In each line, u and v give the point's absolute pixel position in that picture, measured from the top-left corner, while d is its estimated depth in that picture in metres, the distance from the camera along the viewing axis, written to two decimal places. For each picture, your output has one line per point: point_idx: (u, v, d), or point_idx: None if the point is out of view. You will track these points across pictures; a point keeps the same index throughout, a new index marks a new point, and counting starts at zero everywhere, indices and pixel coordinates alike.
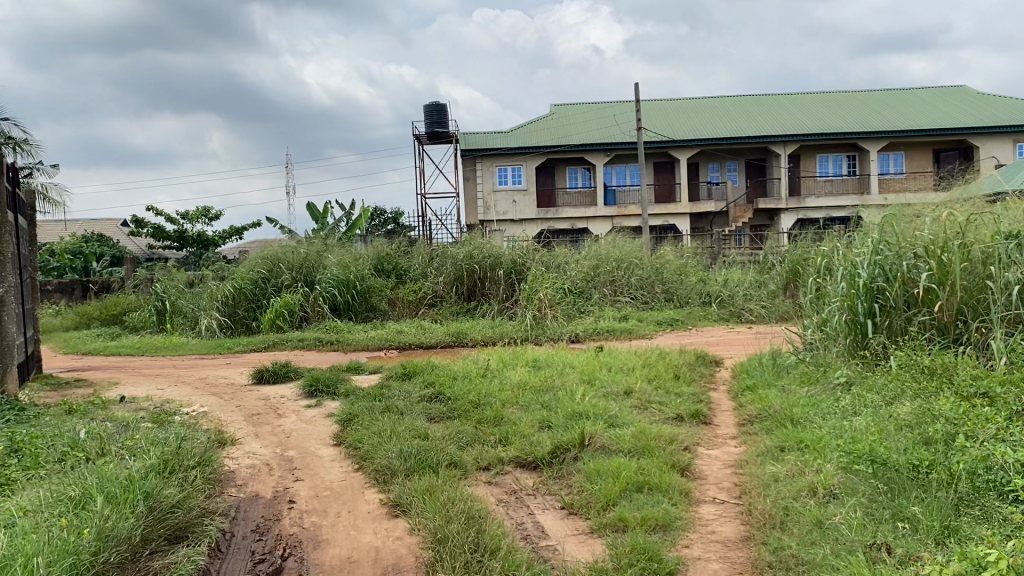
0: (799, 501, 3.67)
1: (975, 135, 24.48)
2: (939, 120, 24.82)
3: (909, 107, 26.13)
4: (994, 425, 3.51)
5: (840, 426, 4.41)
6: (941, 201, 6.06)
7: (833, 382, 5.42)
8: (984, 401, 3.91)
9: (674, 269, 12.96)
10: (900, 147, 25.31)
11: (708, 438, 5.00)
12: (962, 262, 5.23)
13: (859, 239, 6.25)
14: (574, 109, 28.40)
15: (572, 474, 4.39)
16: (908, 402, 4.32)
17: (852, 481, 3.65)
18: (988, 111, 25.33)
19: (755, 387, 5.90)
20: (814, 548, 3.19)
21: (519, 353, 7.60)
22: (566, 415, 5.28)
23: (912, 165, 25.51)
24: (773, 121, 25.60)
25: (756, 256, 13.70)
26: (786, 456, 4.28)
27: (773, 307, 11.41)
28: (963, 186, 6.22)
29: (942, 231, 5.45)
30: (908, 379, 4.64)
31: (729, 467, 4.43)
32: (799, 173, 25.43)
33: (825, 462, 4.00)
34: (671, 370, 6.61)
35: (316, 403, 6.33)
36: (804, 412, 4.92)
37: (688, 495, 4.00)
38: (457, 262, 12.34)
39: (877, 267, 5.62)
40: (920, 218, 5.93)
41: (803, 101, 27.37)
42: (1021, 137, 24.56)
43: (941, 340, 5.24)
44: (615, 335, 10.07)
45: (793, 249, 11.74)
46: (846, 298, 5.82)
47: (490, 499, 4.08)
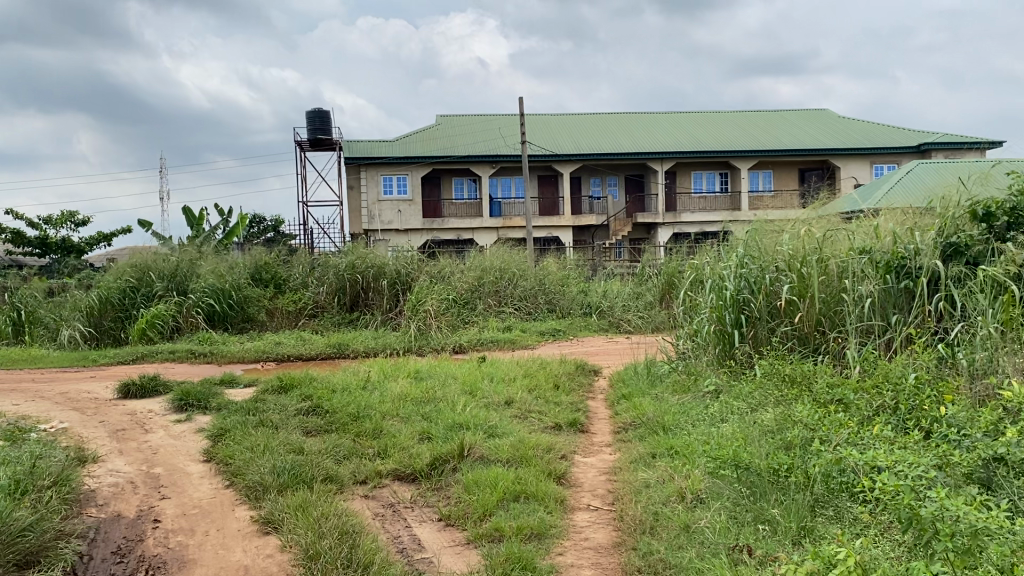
0: (668, 506, 3.78)
1: (836, 156, 25.97)
2: (804, 141, 26.19)
3: (778, 128, 27.48)
4: (847, 429, 3.73)
5: (707, 433, 4.57)
6: (801, 217, 6.37)
7: (702, 390, 5.62)
8: (839, 407, 4.13)
9: (555, 280, 13.19)
10: (769, 166, 26.57)
11: (584, 446, 5.10)
12: (819, 276, 5.55)
13: (727, 253, 6.52)
14: (459, 120, 28.50)
15: (450, 485, 4.37)
16: (770, 409, 4.52)
17: (718, 485, 3.78)
18: (848, 135, 26.87)
19: (630, 395, 6.06)
20: (681, 551, 3.28)
21: (400, 364, 7.57)
22: (446, 426, 5.26)
23: (779, 183, 26.80)
24: (652, 138, 26.47)
25: (634, 269, 14.11)
26: (656, 462, 4.41)
27: (649, 318, 11.78)
28: (821, 204, 6.56)
29: (802, 246, 5.78)
30: (771, 388, 4.86)
31: (603, 474, 4.52)
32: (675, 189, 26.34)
33: (693, 468, 4.14)
34: (551, 380, 6.70)
35: (185, 417, 6.09)
36: (675, 420, 5.07)
37: (562, 502, 4.06)
38: (339, 272, 12.14)
39: (742, 279, 5.93)
40: (780, 233, 6.25)
41: (681, 120, 28.34)
42: (877, 160, 26.17)
43: (801, 350, 5.51)
44: (499, 346, 10.14)
45: (667, 262, 12.14)
46: (715, 309, 6.08)
47: (365, 513, 4.02)
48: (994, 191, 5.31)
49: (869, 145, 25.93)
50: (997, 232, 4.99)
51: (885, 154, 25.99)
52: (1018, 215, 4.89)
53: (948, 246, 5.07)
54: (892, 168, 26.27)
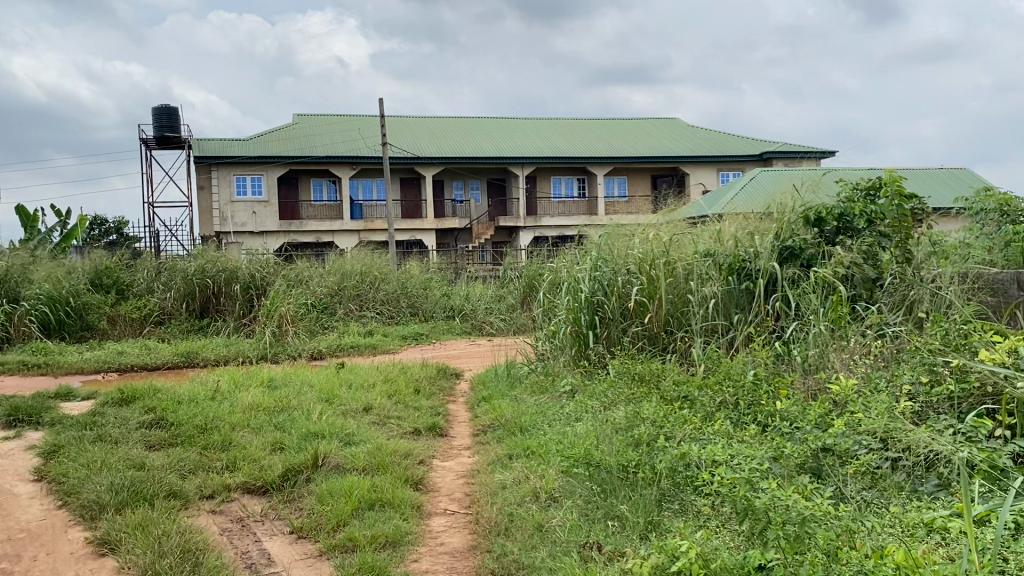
0: (523, 506, 3.81)
1: (685, 164, 27.16)
2: (658, 149, 27.20)
3: (633, 136, 28.44)
4: (691, 425, 3.89)
5: (562, 433, 4.66)
6: (650, 222, 6.60)
7: (559, 390, 5.72)
8: (684, 404, 4.31)
9: (417, 283, 13.11)
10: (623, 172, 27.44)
11: (442, 450, 5.07)
12: (667, 277, 5.76)
13: (582, 257, 6.68)
14: (318, 120, 27.89)
15: (303, 496, 4.25)
16: (622, 407, 4.65)
17: (571, 484, 3.86)
18: (698, 143, 28.10)
19: (490, 397, 6.08)
20: (533, 551, 3.31)
21: (253, 372, 7.30)
22: (300, 436, 5.12)
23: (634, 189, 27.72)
24: (512, 143, 26.82)
25: (496, 272, 14.23)
26: (513, 463, 4.45)
27: (511, 321, 11.94)
28: (671, 210, 6.82)
29: (651, 249, 6.01)
30: (622, 386, 5.01)
31: (461, 478, 4.52)
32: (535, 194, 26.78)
33: (547, 467, 4.21)
34: (411, 384, 6.64)
35: (13, 435, 5.64)
36: (532, 420, 5.13)
37: (419, 508, 4.03)
38: (188, 276, 11.61)
39: (596, 282, 6.09)
40: (631, 237, 6.46)
41: (541, 126, 28.83)
42: (724, 167, 27.50)
43: (651, 349, 5.71)
44: (359, 351, 9.98)
45: (528, 264, 12.32)
46: (571, 311, 6.22)
47: (212, 529, 3.85)
48: (823, 199, 5.68)
49: (716, 153, 27.21)
50: (826, 236, 5.33)
51: (731, 162, 27.34)
52: (845, 220, 5.25)
53: (785, 249, 5.37)
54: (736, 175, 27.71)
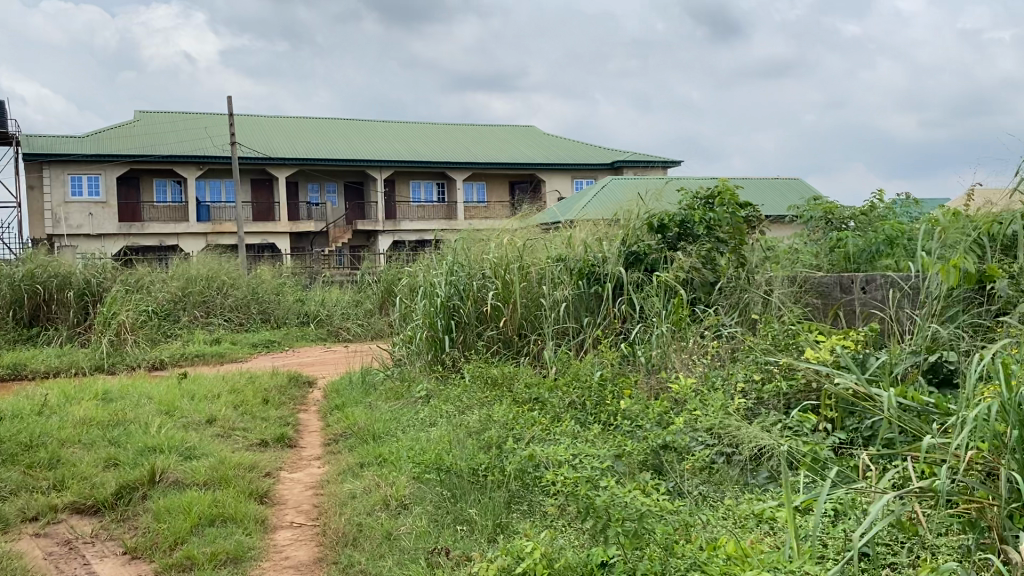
0: (372, 515, 3.74)
1: (542, 171, 27.69)
2: (516, 155, 27.59)
3: (492, 142, 28.71)
4: (539, 427, 3.95)
5: (414, 440, 4.62)
6: (505, 227, 6.67)
7: (413, 396, 5.67)
8: (535, 407, 4.36)
9: (269, 288, 12.72)
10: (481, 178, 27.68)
11: (291, 461, 4.93)
12: (521, 282, 5.83)
13: (438, 261, 6.66)
14: (166, 117, 26.60)
15: (138, 514, 4.02)
16: (474, 411, 4.66)
17: (421, 490, 3.83)
18: (555, 151, 28.70)
19: (343, 405, 5.96)
20: (380, 560, 3.25)
21: (86, 384, 6.84)
22: (137, 451, 4.84)
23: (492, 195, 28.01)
24: (371, 146, 26.51)
25: (352, 277, 14.02)
26: (363, 472, 4.37)
27: (367, 326, 11.78)
28: (524, 215, 6.91)
29: (506, 254, 6.07)
30: (475, 391, 5.02)
31: (310, 489, 4.40)
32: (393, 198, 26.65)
33: (398, 475, 4.16)
34: (259, 394, 6.41)
35: None
36: (384, 427, 5.06)
37: (263, 522, 3.89)
38: (14, 282, 10.65)
39: (452, 287, 6.09)
40: (486, 241, 6.50)
41: (402, 129, 28.64)
42: (578, 175, 28.21)
43: (505, 353, 5.75)
44: (205, 360, 9.57)
45: (384, 269, 12.20)
46: (426, 316, 6.19)
47: (34, 554, 3.57)
48: (667, 206, 5.90)
49: (571, 161, 27.87)
50: (669, 241, 5.54)
51: (585, 170, 28.08)
52: (686, 227, 5.48)
53: (631, 254, 5.54)
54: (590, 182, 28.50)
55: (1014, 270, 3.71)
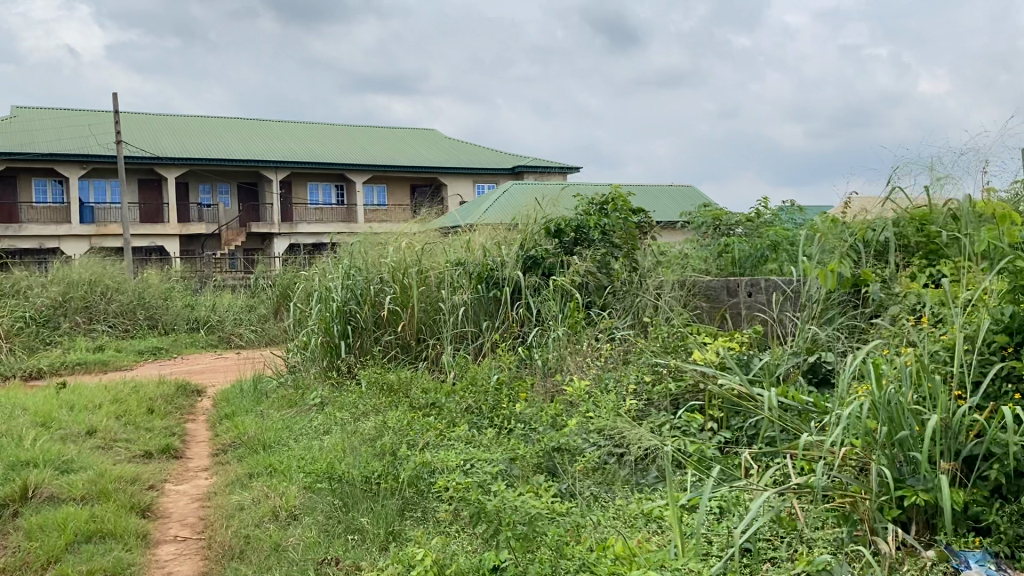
0: (260, 527, 3.63)
1: (444, 175, 27.67)
2: (417, 159, 27.45)
3: (394, 144, 28.48)
4: (433, 432, 3.92)
5: (307, 448, 4.52)
6: (403, 230, 6.60)
7: (307, 404, 5.55)
8: (430, 412, 4.33)
9: (158, 293, 12.24)
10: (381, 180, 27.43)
11: (177, 473, 4.74)
12: (419, 286, 5.78)
13: (334, 266, 6.55)
14: (48, 114, 25.31)
15: (8, 533, 3.78)
16: (369, 418, 4.60)
17: (313, 500, 3.75)
18: (456, 155, 28.69)
19: (233, 414, 5.78)
20: (267, 573, 3.16)
21: None
22: (7, 466, 4.56)
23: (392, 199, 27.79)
24: (269, 146, 25.89)
25: (246, 282, 13.64)
26: (253, 483, 4.25)
27: (261, 332, 11.48)
28: (423, 219, 6.86)
29: (404, 258, 6.02)
30: (371, 397, 4.95)
31: (196, 501, 4.24)
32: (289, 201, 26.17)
33: (289, 484, 4.06)
34: (144, 404, 6.15)
35: None
36: (276, 436, 4.93)
37: (145, 537, 3.73)
38: None
39: (349, 291, 5.99)
40: (384, 245, 6.42)
41: (301, 130, 28.09)
42: (479, 179, 28.28)
43: (403, 358, 5.69)
44: (87, 369, 9.13)
45: (279, 273, 11.92)
46: (321, 321, 6.06)
47: None
48: (564, 211, 5.95)
49: (471, 165, 27.90)
50: (566, 246, 5.60)
51: (485, 174, 28.17)
52: (582, 231, 5.54)
53: (528, 258, 5.59)
54: (491, 186, 28.64)
55: (885, 275, 3.91)
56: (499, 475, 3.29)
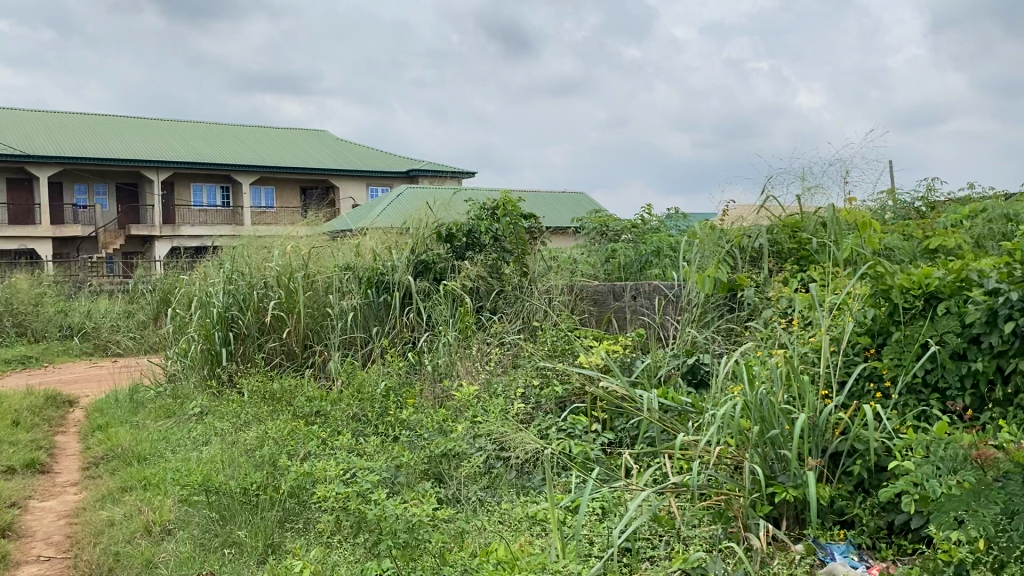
0: (131, 544, 3.45)
1: (332, 176, 27.17)
2: (308, 160, 26.93)
3: (286, 145, 27.85)
4: (316, 440, 3.84)
5: (184, 459, 4.35)
6: (289, 233, 6.46)
7: (186, 413, 5.34)
8: (314, 420, 4.23)
9: (27, 299, 11.57)
10: (270, 181, 26.80)
11: (43, 489, 4.48)
12: (306, 291, 5.66)
13: (216, 270, 6.34)
14: None
15: None
16: (250, 427, 4.46)
17: (189, 513, 3.59)
18: (350, 156, 28.27)
19: (106, 426, 5.51)
20: None
21: None
22: None
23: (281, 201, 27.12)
24: (153, 146, 24.89)
25: (124, 287, 13.05)
26: (125, 497, 4.05)
27: (141, 339, 11.00)
28: (310, 222, 6.72)
29: (290, 263, 5.88)
30: (254, 405, 4.80)
31: (63, 519, 4.01)
32: (171, 203, 25.37)
33: (164, 498, 3.90)
34: (7, 416, 5.79)
35: None
36: (152, 448, 4.73)
37: (4, 558, 3.50)
38: None
39: (231, 296, 5.81)
40: (269, 249, 6.25)
41: (188, 129, 27.13)
42: (373, 182, 27.94)
43: (289, 366, 5.55)
44: None
45: (159, 277, 11.46)
46: (202, 328, 5.84)
47: None
48: (455, 215, 5.93)
49: (365, 168, 27.54)
50: (457, 251, 5.59)
51: (379, 177, 27.86)
52: (474, 236, 5.53)
53: (419, 263, 5.55)
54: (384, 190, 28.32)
55: (759, 280, 4.07)
56: (380, 484, 3.22)
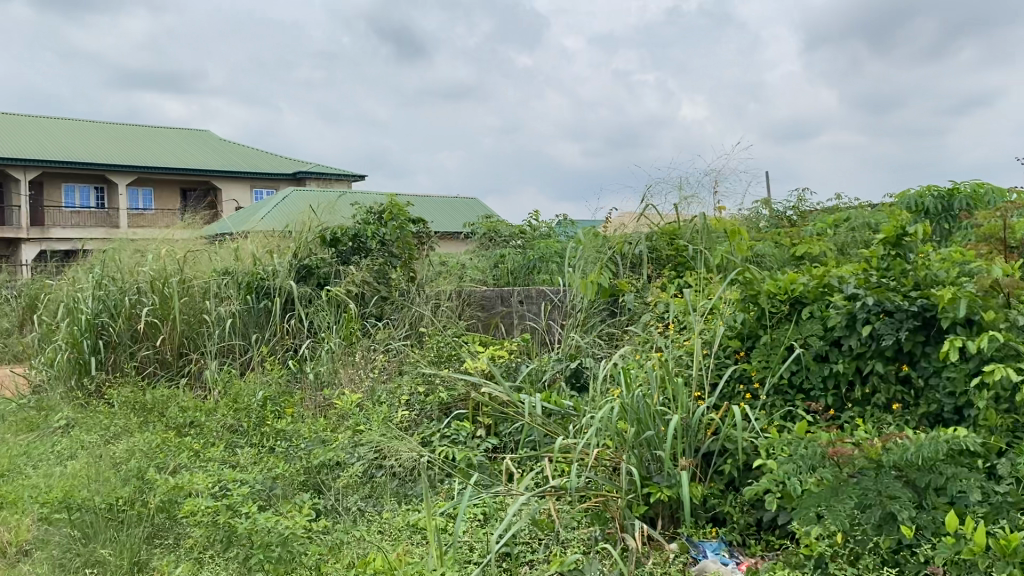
0: None
1: (215, 177, 26.31)
2: (191, 160, 26.02)
3: (167, 144, 26.81)
4: (187, 453, 3.68)
5: (44, 475, 4.08)
6: (165, 236, 6.21)
7: (50, 426, 5.03)
8: (187, 431, 4.05)
9: None
10: (149, 183, 25.87)
11: None
12: (182, 297, 5.45)
13: (84, 275, 6.02)
14: None
15: None
16: (119, 439, 4.24)
17: (47, 533, 3.32)
18: (236, 156, 27.46)
19: None
20: None
21: None
22: None
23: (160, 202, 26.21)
24: (23, 143, 23.52)
25: None
26: None
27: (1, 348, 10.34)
28: (189, 225, 6.48)
29: (164, 267, 5.65)
30: (124, 416, 4.57)
31: None
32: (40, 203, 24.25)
33: (21, 517, 3.65)
34: None
35: None
36: (10, 463, 4.43)
37: None
38: None
39: (101, 303, 5.53)
40: (143, 253, 5.99)
41: (61, 126, 25.77)
42: (259, 184, 27.21)
43: (164, 375, 5.30)
44: None
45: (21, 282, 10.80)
46: (68, 336, 5.52)
47: None
48: (341, 220, 5.83)
49: (251, 169, 26.81)
50: (343, 255, 5.49)
51: (266, 179, 27.17)
52: (360, 240, 5.45)
53: (302, 267, 5.40)
54: (271, 192, 27.63)
55: (638, 286, 4.17)
56: (250, 497, 3.08)
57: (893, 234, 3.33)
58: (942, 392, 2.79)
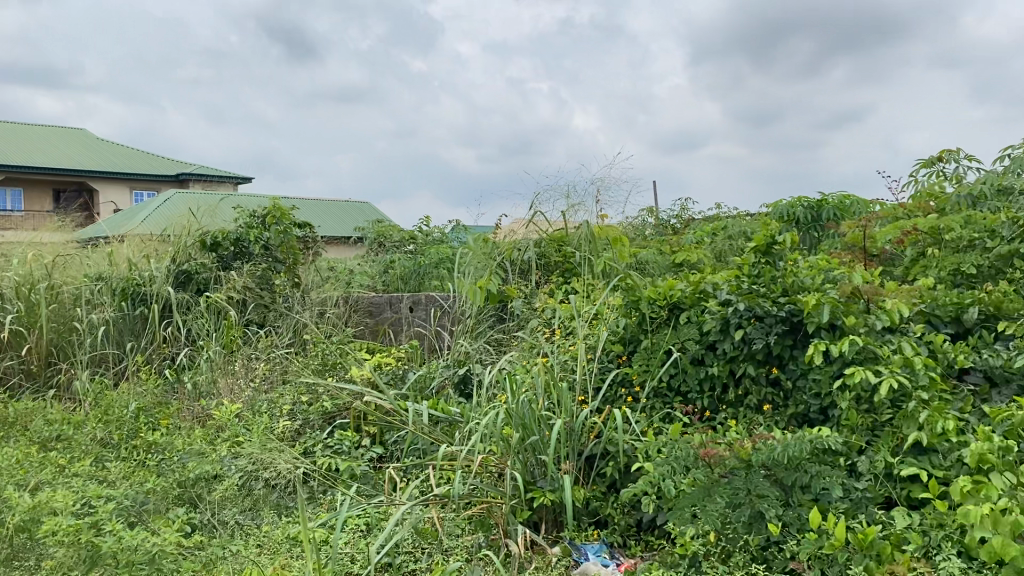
0: None
1: (93, 178, 25.09)
2: (63, 159, 24.72)
3: (38, 141, 25.39)
4: (50, 468, 3.47)
5: None
6: (33, 239, 5.89)
7: None
8: (51, 446, 3.82)
9: None
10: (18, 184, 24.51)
11: None
12: (50, 304, 5.17)
13: None
14: None
15: None
16: None
17: None
18: (114, 155, 26.26)
19: None
20: None
21: None
22: None
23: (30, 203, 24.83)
24: None
25: None
26: None
27: None
28: (58, 228, 6.17)
29: (31, 272, 5.34)
30: None
31: None
32: None
33: None
34: None
35: None
36: None
37: None
38: None
39: None
40: (6, 256, 5.63)
41: None
42: (138, 185, 26.11)
43: (29, 386, 4.99)
44: None
45: None
46: None
47: None
48: (222, 223, 5.66)
49: (130, 169, 25.70)
50: (224, 260, 5.33)
51: (146, 180, 26.10)
52: (242, 244, 5.31)
53: (181, 272, 5.21)
54: (152, 194, 26.56)
55: (527, 292, 4.19)
56: (116, 513, 2.92)
57: (764, 243, 3.48)
58: (808, 393, 2.92)
